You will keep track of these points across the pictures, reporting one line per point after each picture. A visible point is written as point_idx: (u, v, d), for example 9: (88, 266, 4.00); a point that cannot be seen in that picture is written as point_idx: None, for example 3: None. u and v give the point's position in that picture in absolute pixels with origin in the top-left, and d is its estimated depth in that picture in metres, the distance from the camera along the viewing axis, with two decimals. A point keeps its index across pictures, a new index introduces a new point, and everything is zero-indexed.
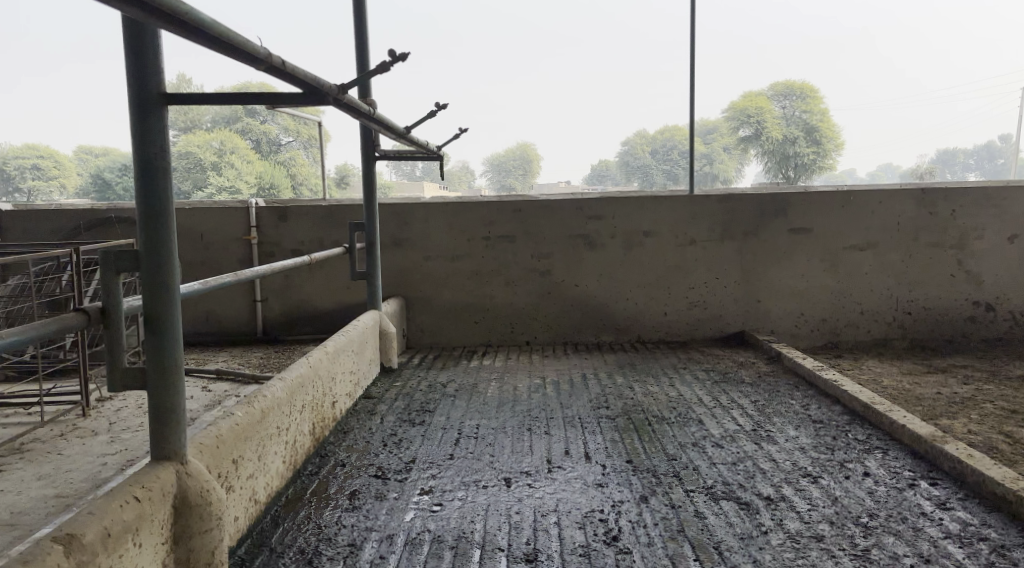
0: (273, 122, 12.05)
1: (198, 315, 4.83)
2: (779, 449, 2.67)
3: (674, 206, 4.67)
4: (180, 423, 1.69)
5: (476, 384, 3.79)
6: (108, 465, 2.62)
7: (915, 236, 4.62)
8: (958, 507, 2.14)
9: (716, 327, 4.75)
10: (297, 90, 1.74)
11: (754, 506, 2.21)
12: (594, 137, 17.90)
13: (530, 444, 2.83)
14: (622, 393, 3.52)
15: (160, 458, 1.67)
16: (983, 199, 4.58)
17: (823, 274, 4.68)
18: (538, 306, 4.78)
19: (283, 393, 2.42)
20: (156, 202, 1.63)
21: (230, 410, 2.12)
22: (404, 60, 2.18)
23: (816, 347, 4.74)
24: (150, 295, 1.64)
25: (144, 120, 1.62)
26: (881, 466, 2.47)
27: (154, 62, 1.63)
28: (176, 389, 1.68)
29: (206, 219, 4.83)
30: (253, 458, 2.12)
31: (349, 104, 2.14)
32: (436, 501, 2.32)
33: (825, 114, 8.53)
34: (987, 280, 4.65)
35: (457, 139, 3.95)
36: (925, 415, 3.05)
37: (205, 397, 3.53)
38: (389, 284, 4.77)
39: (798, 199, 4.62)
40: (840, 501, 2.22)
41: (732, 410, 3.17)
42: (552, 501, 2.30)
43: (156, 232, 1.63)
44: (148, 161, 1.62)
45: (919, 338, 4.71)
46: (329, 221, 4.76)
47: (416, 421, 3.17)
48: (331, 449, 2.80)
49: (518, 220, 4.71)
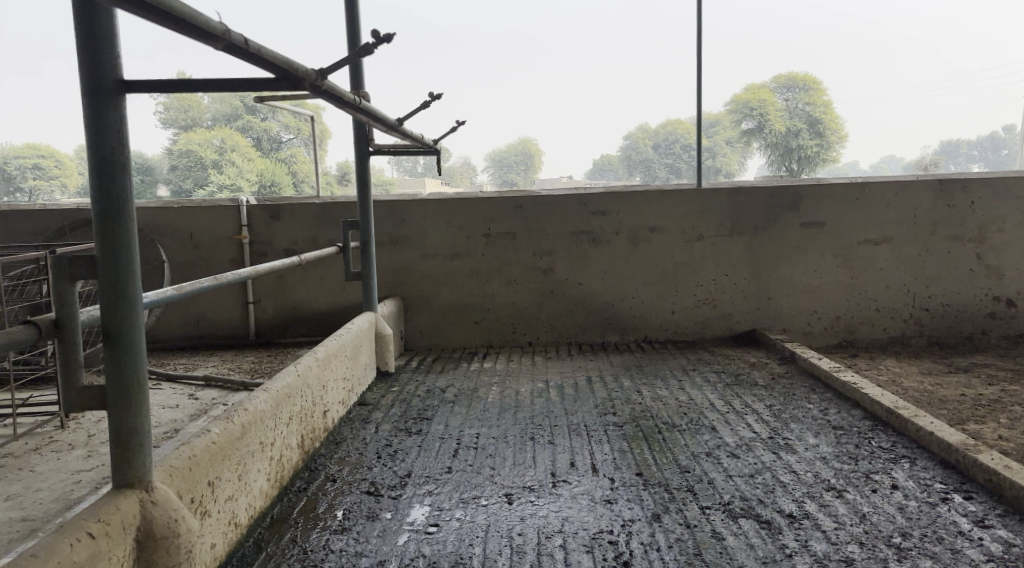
0: (272, 119, 11.66)
1: (189, 318, 4.66)
2: (799, 459, 2.50)
3: (681, 200, 4.49)
4: (144, 447, 1.54)
5: (476, 389, 3.62)
6: (82, 484, 2.46)
7: (932, 230, 4.44)
8: (998, 525, 1.97)
9: (725, 325, 4.58)
10: (268, 75, 1.55)
11: (776, 525, 2.04)
12: (596, 132, 17.80)
13: (533, 456, 2.67)
14: (629, 398, 3.35)
15: (122, 485, 1.52)
16: (1004, 190, 4.39)
17: (837, 269, 4.50)
18: (540, 306, 4.61)
19: (266, 406, 2.25)
20: (113, 203, 1.46)
21: (206, 426, 1.96)
22: (389, 41, 2.00)
23: (830, 346, 4.56)
24: (108, 305, 1.48)
25: (97, 111, 1.45)
26: (910, 478, 2.30)
27: (109, 46, 1.46)
28: (139, 409, 1.52)
29: (195, 219, 4.66)
30: (232, 478, 1.96)
31: (331, 91, 1.95)
32: (432, 522, 2.16)
33: (829, 107, 8.26)
34: (1008, 274, 4.47)
35: (454, 133, 3.78)
36: (952, 420, 2.87)
37: (191, 406, 3.37)
38: (385, 284, 4.60)
39: (809, 191, 4.44)
40: (869, 518, 2.05)
41: (747, 416, 3.00)
42: (557, 521, 2.13)
43: (115, 236, 1.46)
44: (102, 156, 1.45)
45: (937, 335, 4.53)
46: (323, 219, 4.59)
47: (413, 430, 3.01)
48: (321, 463, 2.64)
49: (518, 216, 4.54)
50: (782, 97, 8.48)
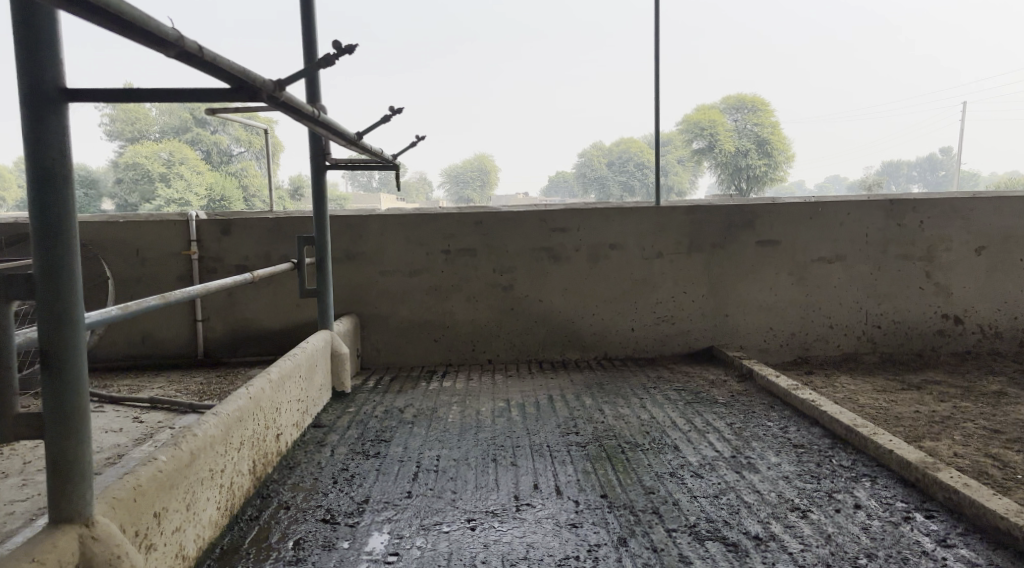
0: (224, 132, 11.40)
1: (134, 336, 4.46)
2: (762, 479, 2.50)
3: (641, 217, 4.52)
4: (85, 478, 1.45)
5: (436, 409, 3.54)
6: (14, 516, 2.30)
7: (884, 248, 4.56)
8: (960, 544, 1.99)
9: (683, 341, 4.60)
10: (225, 86, 1.48)
11: (743, 547, 2.02)
12: (552, 147, 17.89)
13: (496, 478, 2.60)
14: (591, 417, 3.31)
15: (59, 520, 1.42)
16: (950, 210, 4.54)
17: (791, 288, 4.58)
18: (500, 323, 4.56)
19: (217, 431, 2.14)
20: (54, 217, 1.37)
21: (152, 454, 1.84)
22: (351, 52, 1.94)
23: (786, 363, 4.62)
24: (46, 325, 1.38)
25: (37, 121, 1.37)
26: (871, 496, 2.31)
27: (51, 53, 1.38)
28: (80, 438, 1.43)
29: (141, 233, 4.48)
30: (179, 509, 1.85)
31: (289, 102, 1.88)
32: (392, 550, 2.07)
33: (775, 128, 8.59)
34: (955, 293, 4.61)
35: (413, 148, 3.72)
36: (909, 437, 2.92)
37: (135, 430, 3.20)
38: (342, 302, 4.49)
39: (764, 210, 4.52)
40: (834, 539, 2.05)
41: (708, 434, 2.99)
42: (522, 547, 2.07)
43: (56, 255, 1.37)
44: (42, 168, 1.36)
45: (889, 352, 4.64)
46: (276, 235, 4.47)
47: (370, 452, 2.91)
48: (274, 489, 2.52)
49: (478, 233, 4.49)
50: (732, 118, 8.58)
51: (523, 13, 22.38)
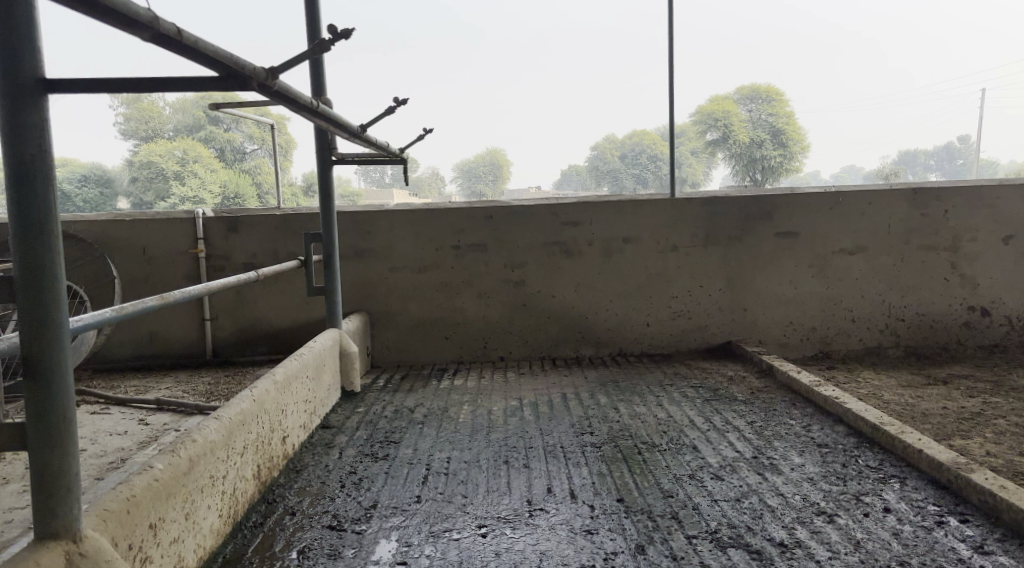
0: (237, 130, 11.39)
1: (142, 336, 4.42)
2: (785, 481, 2.39)
3: (655, 210, 4.41)
4: (71, 490, 1.38)
5: (447, 408, 3.46)
6: (13, 525, 2.25)
7: (907, 239, 4.41)
8: (998, 551, 1.88)
9: (700, 337, 4.49)
10: (212, 72, 1.40)
11: (768, 555, 1.92)
12: (560, 141, 17.73)
13: (508, 481, 2.52)
14: (606, 416, 3.22)
15: (44, 536, 1.35)
16: (976, 198, 4.38)
17: (811, 280, 4.45)
18: (511, 319, 4.46)
19: (218, 436, 2.07)
20: (34, 216, 1.29)
21: (149, 462, 1.77)
22: (347, 37, 1.86)
23: (806, 357, 4.50)
24: (26, 330, 1.30)
25: (13, 112, 1.29)
26: (901, 500, 2.20)
27: (27, 41, 1.31)
28: (66, 449, 1.36)
29: (148, 232, 4.43)
30: (178, 519, 1.78)
31: (285, 91, 1.80)
32: (400, 559, 1.99)
33: (791, 118, 8.23)
34: (981, 284, 4.46)
35: (421, 140, 3.63)
36: (937, 435, 2.80)
37: (141, 432, 3.15)
38: (351, 299, 4.42)
39: (783, 202, 4.39)
40: (864, 545, 1.95)
41: (728, 434, 2.89)
42: (535, 555, 1.98)
43: (33, 256, 1.29)
44: (20, 164, 1.29)
45: (913, 345, 4.50)
46: (284, 231, 4.39)
47: (379, 454, 2.83)
48: (280, 494, 2.45)
49: (489, 227, 4.40)
50: (746, 107, 8.44)
51: (531, 7, 22.09)
